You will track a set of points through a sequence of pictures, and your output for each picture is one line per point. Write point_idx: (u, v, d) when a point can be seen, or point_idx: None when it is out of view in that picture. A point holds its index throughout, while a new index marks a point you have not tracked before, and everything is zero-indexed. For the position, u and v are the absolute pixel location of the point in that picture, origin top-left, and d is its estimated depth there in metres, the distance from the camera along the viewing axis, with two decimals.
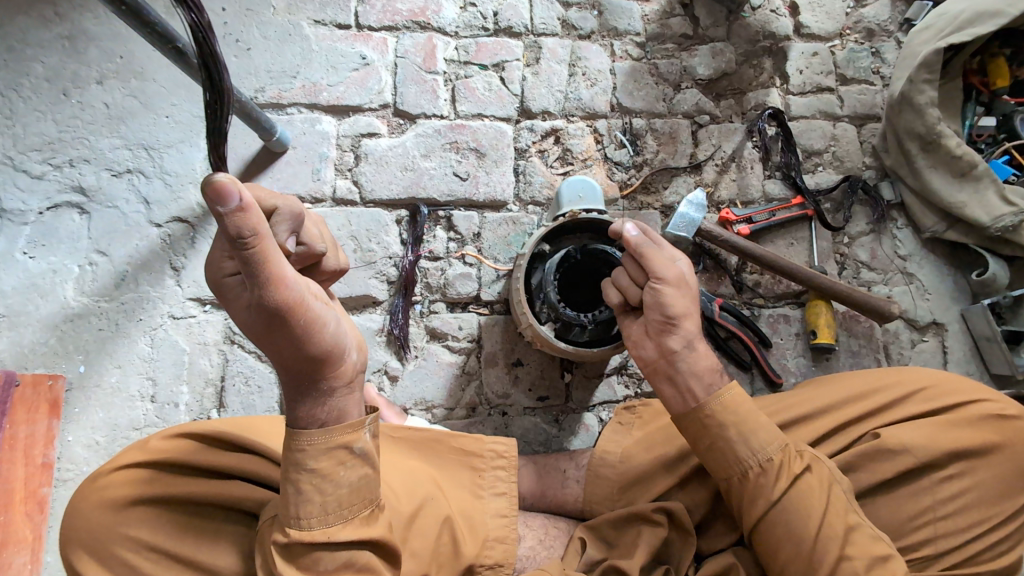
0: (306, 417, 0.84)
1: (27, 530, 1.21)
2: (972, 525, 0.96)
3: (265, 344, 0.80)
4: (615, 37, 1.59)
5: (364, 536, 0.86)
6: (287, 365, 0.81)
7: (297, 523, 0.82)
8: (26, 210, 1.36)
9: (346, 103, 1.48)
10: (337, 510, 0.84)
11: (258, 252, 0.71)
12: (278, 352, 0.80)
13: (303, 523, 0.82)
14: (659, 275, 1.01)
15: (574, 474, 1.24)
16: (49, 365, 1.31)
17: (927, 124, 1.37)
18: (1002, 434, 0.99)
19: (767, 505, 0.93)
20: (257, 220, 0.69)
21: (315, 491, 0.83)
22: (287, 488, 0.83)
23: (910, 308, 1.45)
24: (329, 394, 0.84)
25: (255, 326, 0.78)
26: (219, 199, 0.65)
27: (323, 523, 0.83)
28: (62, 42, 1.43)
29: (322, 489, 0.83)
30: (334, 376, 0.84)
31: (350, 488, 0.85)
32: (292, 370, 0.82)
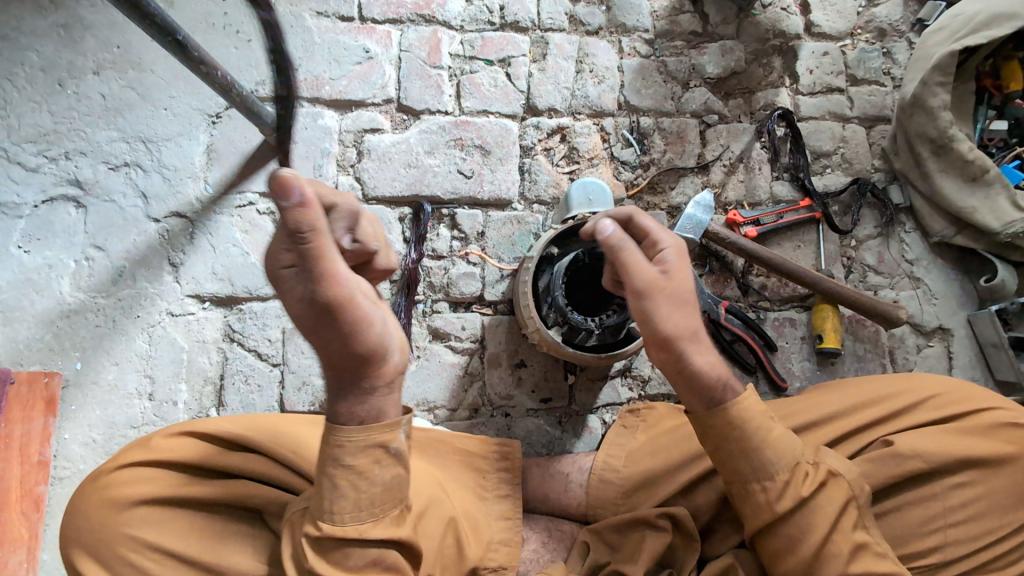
0: (345, 414, 0.82)
1: (23, 529, 1.20)
2: (981, 535, 0.95)
3: (312, 339, 0.79)
4: (624, 33, 1.56)
5: (393, 537, 0.85)
6: (334, 361, 0.80)
7: (331, 518, 0.81)
8: (20, 203, 1.33)
9: (349, 98, 1.45)
10: (369, 509, 0.84)
11: (316, 246, 0.73)
12: (325, 349, 0.79)
13: (337, 518, 0.81)
14: (640, 282, 0.90)
15: (578, 478, 1.21)
16: (45, 361, 1.29)
17: (939, 127, 1.35)
18: (1014, 444, 0.98)
19: (774, 511, 0.91)
20: (319, 214, 0.72)
21: (351, 488, 0.82)
22: (322, 481, 0.82)
23: (916, 313, 1.44)
24: (371, 394, 0.83)
25: (305, 321, 0.77)
26: (283, 192, 0.68)
27: (355, 520, 0.83)
28: (58, 31, 1.39)
29: (358, 487, 0.82)
30: (377, 376, 0.82)
31: (383, 487, 0.84)
32: (336, 367, 0.81)
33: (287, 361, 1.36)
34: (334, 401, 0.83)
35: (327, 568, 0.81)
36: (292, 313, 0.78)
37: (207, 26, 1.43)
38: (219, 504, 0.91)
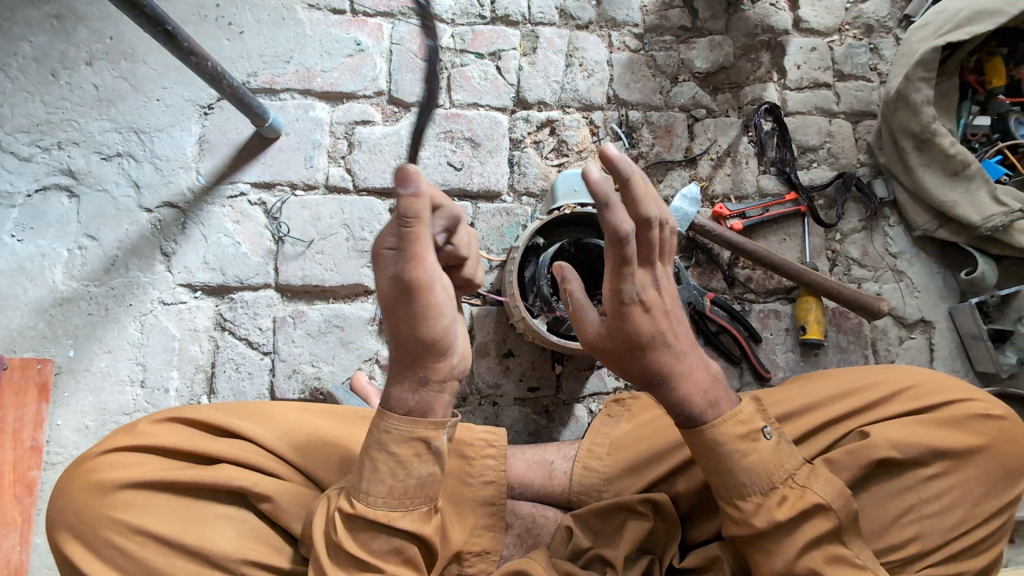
0: (396, 399, 0.85)
1: (16, 513, 1.22)
2: (958, 525, 0.94)
3: (387, 321, 0.82)
4: (613, 27, 1.58)
5: (416, 531, 0.86)
6: (407, 344, 0.82)
7: (367, 500, 0.83)
8: (13, 192, 1.35)
9: (340, 90, 1.47)
10: (398, 500, 0.84)
11: (416, 232, 0.76)
12: (403, 331, 0.82)
13: (372, 501, 0.83)
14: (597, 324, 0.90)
15: (562, 465, 1.23)
16: (38, 349, 1.30)
17: (921, 123, 1.37)
18: (988, 434, 0.98)
19: (763, 516, 0.88)
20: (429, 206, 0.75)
21: (389, 474, 0.83)
22: (365, 461, 0.84)
23: (898, 305, 1.46)
24: (424, 387, 0.84)
25: (391, 300, 0.80)
26: (402, 182, 0.71)
27: (385, 504, 0.84)
28: (50, 21, 1.40)
29: (396, 475, 0.84)
30: (434, 370, 0.84)
31: (418, 481, 0.85)
32: (406, 350, 0.83)
33: (277, 350, 1.37)
34: (393, 382, 0.86)
35: (352, 549, 0.82)
36: (381, 290, 0.80)
37: (198, 18, 1.44)
38: (194, 489, 0.91)
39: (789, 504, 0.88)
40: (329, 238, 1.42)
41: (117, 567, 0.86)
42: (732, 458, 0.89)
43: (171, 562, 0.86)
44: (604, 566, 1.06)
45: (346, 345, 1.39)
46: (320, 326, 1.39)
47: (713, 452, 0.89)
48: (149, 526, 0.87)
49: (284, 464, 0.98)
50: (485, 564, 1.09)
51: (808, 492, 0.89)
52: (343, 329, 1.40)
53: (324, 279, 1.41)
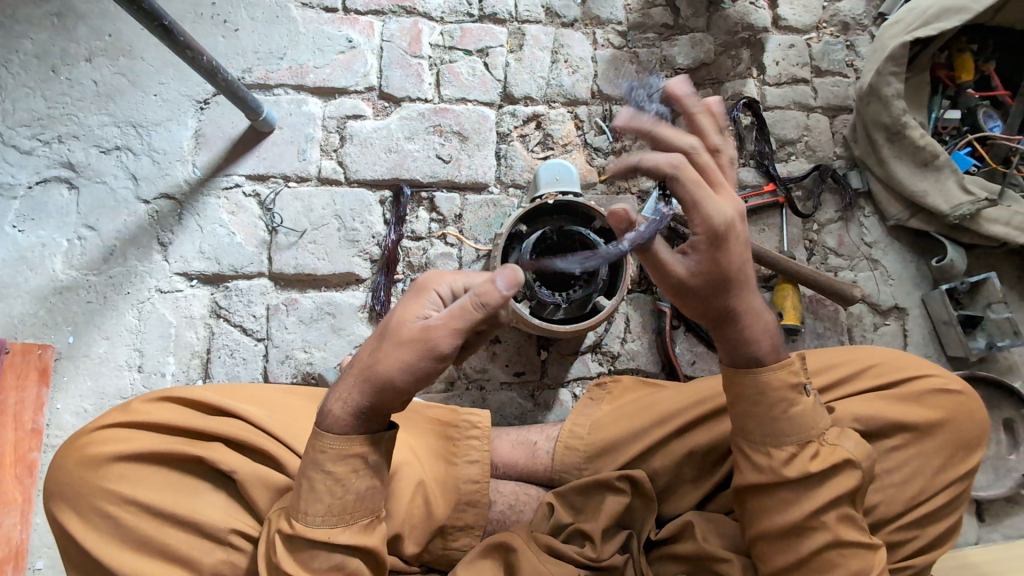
0: (335, 409, 0.83)
1: (17, 493, 1.26)
2: (917, 493, 1.00)
3: (378, 342, 0.83)
4: (598, 25, 1.63)
5: (359, 543, 0.84)
6: (370, 357, 0.82)
7: (304, 518, 0.82)
8: (14, 184, 1.39)
9: (332, 85, 1.51)
10: (338, 515, 0.82)
11: (462, 309, 0.80)
12: (373, 341, 0.84)
13: (308, 519, 0.82)
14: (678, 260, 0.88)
15: (545, 445, 1.27)
16: (39, 335, 1.35)
17: (892, 116, 1.42)
18: (946, 408, 1.03)
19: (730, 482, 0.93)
20: (501, 308, 0.82)
21: (327, 492, 0.81)
22: (302, 481, 0.82)
23: (873, 292, 1.52)
24: (363, 409, 0.82)
25: (392, 320, 0.83)
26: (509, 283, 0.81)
27: (324, 522, 0.82)
28: (51, 19, 1.45)
29: (334, 491, 0.82)
30: (378, 401, 0.82)
31: (357, 495, 0.83)
32: (363, 362, 0.82)
33: (271, 336, 1.41)
34: (338, 390, 0.84)
35: (292, 566, 0.81)
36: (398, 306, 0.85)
37: (195, 16, 1.49)
38: (186, 464, 0.92)
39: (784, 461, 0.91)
40: (321, 228, 1.47)
41: (110, 536, 0.88)
42: (782, 403, 0.91)
43: (162, 531, 0.87)
44: (583, 540, 1.09)
45: (337, 331, 1.43)
46: (312, 313, 1.44)
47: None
48: (142, 496, 0.88)
49: (275, 442, 0.97)
50: (469, 538, 1.13)
51: (838, 448, 0.92)
52: (334, 316, 1.44)
53: (316, 268, 1.45)
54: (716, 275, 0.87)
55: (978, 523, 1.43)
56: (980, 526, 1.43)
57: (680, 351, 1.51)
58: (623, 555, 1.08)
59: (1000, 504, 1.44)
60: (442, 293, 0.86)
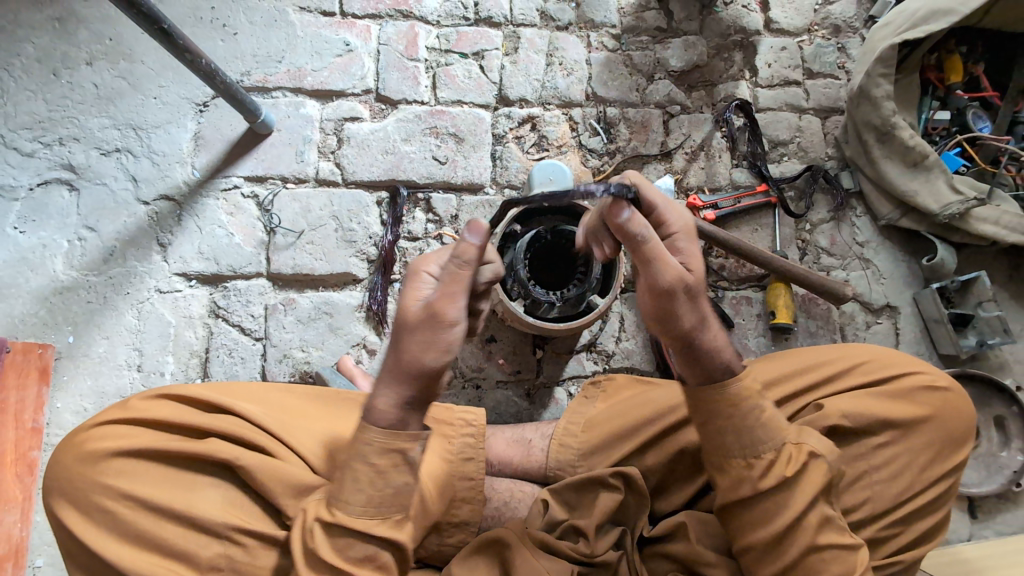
0: (377, 408, 0.84)
1: (17, 491, 1.27)
2: (905, 488, 1.01)
3: (397, 333, 0.83)
4: (592, 28, 1.65)
5: (371, 534, 0.84)
6: (396, 348, 0.83)
7: (344, 508, 0.84)
8: (16, 186, 1.41)
9: (330, 88, 1.53)
10: (372, 508, 0.84)
11: (459, 276, 0.81)
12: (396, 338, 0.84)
13: (350, 510, 0.83)
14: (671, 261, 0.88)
15: (540, 443, 1.29)
16: (39, 335, 1.36)
17: (882, 116, 1.44)
18: (933, 404, 1.04)
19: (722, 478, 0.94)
20: (481, 260, 0.82)
21: (367, 482, 0.83)
22: (346, 470, 0.84)
23: (864, 291, 1.53)
24: (404, 404, 0.83)
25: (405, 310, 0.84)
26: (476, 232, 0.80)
27: (359, 513, 0.84)
28: (52, 23, 1.47)
29: (374, 484, 0.83)
30: (414, 392, 0.83)
31: (394, 491, 0.84)
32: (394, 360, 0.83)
33: (269, 335, 1.43)
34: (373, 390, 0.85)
35: (327, 555, 0.83)
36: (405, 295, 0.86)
37: (195, 20, 1.51)
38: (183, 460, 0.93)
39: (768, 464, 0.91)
40: (318, 229, 1.48)
41: (108, 531, 0.89)
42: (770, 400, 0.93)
43: (159, 525, 0.88)
44: (577, 536, 1.10)
45: (335, 330, 1.45)
46: (310, 313, 1.45)
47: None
48: (138, 491, 0.89)
49: (272, 439, 0.99)
50: (464, 535, 1.14)
51: (805, 446, 0.93)
52: (332, 316, 1.46)
53: (314, 268, 1.47)
54: (667, 287, 0.86)
55: (970, 520, 1.44)
56: (972, 523, 1.44)
57: None
58: (617, 551, 1.09)
59: (991, 501, 1.45)
60: (432, 273, 0.88)
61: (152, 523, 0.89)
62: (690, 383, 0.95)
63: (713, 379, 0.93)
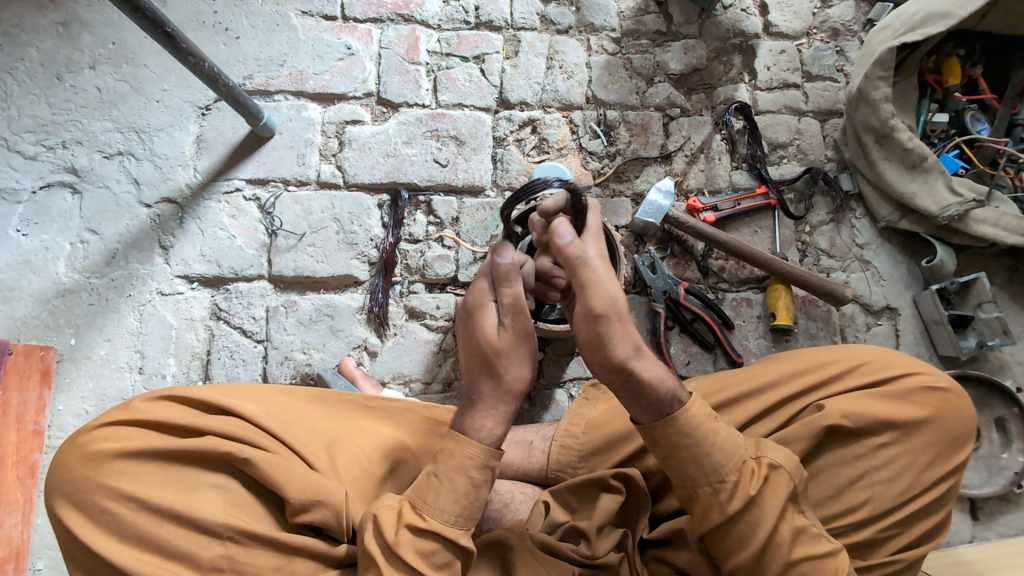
0: (470, 424, 0.92)
1: (18, 493, 1.27)
2: (904, 488, 1.01)
3: (479, 355, 0.95)
4: (592, 32, 1.66)
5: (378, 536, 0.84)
6: (484, 369, 0.95)
7: (438, 515, 0.87)
8: (19, 189, 1.42)
9: (332, 91, 1.54)
10: (458, 514, 0.88)
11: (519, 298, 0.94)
12: (478, 361, 0.95)
13: (442, 518, 0.87)
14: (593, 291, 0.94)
15: (541, 445, 1.29)
16: (42, 337, 1.36)
17: (881, 118, 1.45)
18: (934, 405, 1.04)
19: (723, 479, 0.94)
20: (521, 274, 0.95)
21: (461, 490, 0.88)
22: (441, 477, 0.88)
23: (865, 293, 1.54)
24: (494, 419, 0.93)
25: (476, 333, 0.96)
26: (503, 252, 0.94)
27: (442, 519, 0.88)
28: (56, 27, 1.48)
29: (467, 493, 0.89)
30: (504, 407, 0.93)
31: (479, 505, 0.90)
32: (484, 379, 0.95)
33: (270, 337, 1.43)
34: (461, 411, 0.95)
35: (413, 559, 0.84)
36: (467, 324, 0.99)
37: (198, 24, 1.52)
38: (183, 461, 0.93)
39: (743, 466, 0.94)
40: (320, 231, 1.49)
41: (110, 532, 0.89)
42: None
43: (161, 527, 0.88)
44: (578, 537, 1.10)
45: (336, 333, 1.45)
46: (311, 315, 1.45)
47: (669, 421, 0.94)
48: (140, 493, 0.89)
49: (271, 439, 0.98)
50: None
51: (762, 459, 0.96)
52: (333, 318, 1.46)
53: (315, 271, 1.47)
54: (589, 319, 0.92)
55: (971, 521, 1.44)
56: (973, 524, 1.44)
57: (675, 352, 1.49)
58: (618, 553, 1.10)
59: (993, 503, 1.45)
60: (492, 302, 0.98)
61: (153, 525, 0.89)
62: (642, 421, 0.96)
63: (663, 415, 0.94)
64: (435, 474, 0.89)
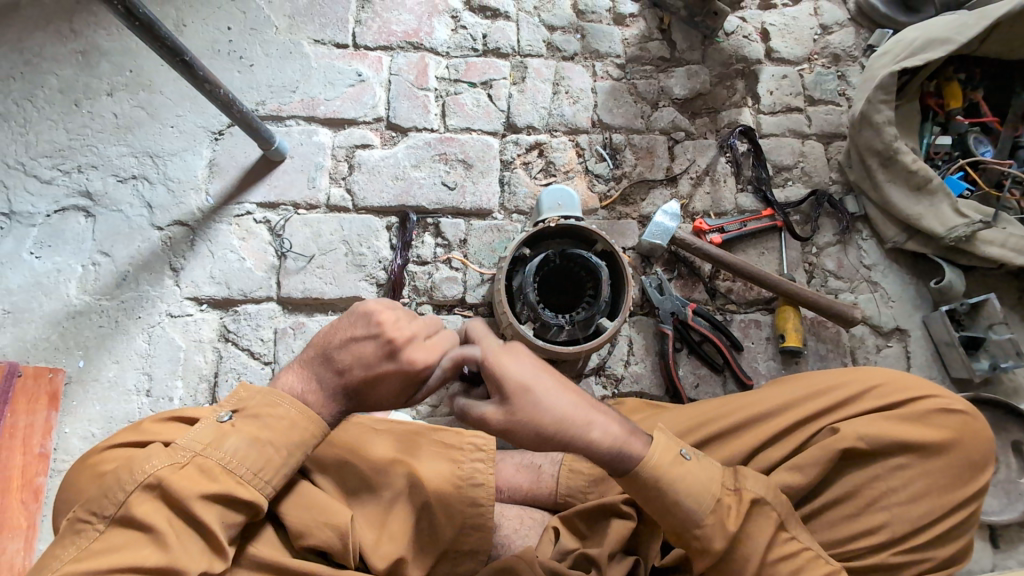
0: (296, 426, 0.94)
1: (22, 518, 1.24)
2: (922, 512, 1.00)
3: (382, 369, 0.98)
4: (597, 58, 1.70)
5: (155, 479, 0.85)
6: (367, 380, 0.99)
7: (237, 474, 0.89)
8: (34, 213, 1.44)
9: (342, 117, 1.57)
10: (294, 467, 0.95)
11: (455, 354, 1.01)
12: (372, 382, 0.99)
13: (240, 475, 0.89)
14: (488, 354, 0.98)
15: (550, 469, 1.26)
16: (51, 359, 1.37)
17: (885, 141, 1.47)
18: (950, 427, 1.04)
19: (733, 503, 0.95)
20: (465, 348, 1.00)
21: (273, 452, 0.92)
22: (270, 441, 0.92)
23: (874, 314, 1.53)
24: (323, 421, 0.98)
25: (403, 362, 0.97)
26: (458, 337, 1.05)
27: (249, 478, 0.90)
28: (76, 56, 1.53)
29: (271, 458, 0.92)
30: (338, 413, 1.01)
31: (282, 475, 0.93)
32: (362, 390, 1.00)
33: (278, 359, 1.43)
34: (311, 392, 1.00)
35: (208, 512, 0.85)
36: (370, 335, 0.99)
37: (213, 53, 1.57)
38: None
39: (730, 512, 0.95)
40: (329, 253, 1.50)
41: None
42: None
43: None
44: (591, 565, 1.08)
45: None
46: None
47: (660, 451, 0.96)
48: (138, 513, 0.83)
49: None
50: (474, 564, 1.08)
51: (744, 491, 0.97)
52: None
53: (323, 293, 1.48)
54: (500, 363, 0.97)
55: (993, 550, 1.39)
56: (994, 553, 1.39)
57: (683, 374, 1.47)
58: None
59: (1013, 530, 1.40)
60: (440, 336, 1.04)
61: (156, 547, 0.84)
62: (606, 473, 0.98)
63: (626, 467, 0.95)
64: (272, 445, 0.92)
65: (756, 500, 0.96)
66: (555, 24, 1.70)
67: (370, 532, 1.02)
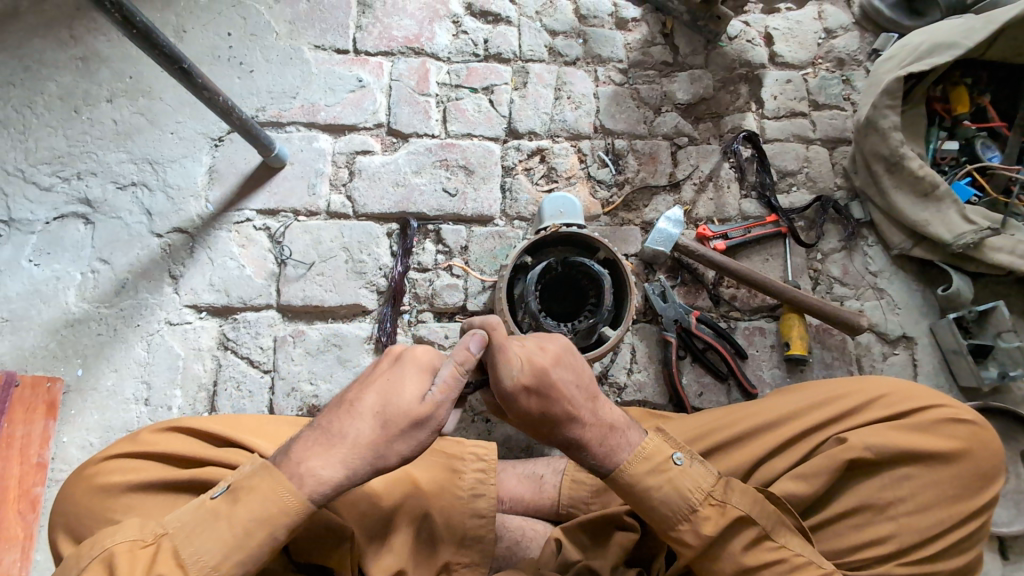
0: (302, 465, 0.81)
1: (19, 529, 1.24)
2: (932, 524, 0.98)
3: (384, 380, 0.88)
4: (600, 63, 1.69)
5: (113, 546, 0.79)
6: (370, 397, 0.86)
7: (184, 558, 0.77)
8: (33, 220, 1.43)
9: (342, 122, 1.56)
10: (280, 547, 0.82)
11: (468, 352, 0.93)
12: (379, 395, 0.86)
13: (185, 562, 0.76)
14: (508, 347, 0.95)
15: (552, 479, 1.24)
16: (49, 367, 1.36)
17: (891, 147, 1.45)
18: (959, 437, 1.02)
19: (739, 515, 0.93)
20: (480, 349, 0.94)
21: (231, 534, 0.78)
22: (232, 520, 0.79)
23: (880, 321, 1.51)
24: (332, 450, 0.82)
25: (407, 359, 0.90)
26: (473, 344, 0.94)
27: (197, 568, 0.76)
28: (76, 62, 1.53)
29: (230, 541, 0.78)
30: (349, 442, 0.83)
31: (241, 560, 0.78)
32: (383, 403, 0.85)
33: (277, 368, 1.42)
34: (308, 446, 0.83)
35: None
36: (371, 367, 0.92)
37: (213, 59, 1.56)
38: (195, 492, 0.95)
39: (708, 522, 0.94)
40: (329, 260, 1.49)
41: None
42: None
43: None
44: None
45: (344, 363, 1.44)
46: (319, 345, 1.44)
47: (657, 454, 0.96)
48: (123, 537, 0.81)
49: None
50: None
51: (728, 507, 0.94)
52: (340, 348, 1.45)
53: (323, 300, 1.46)
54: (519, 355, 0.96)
55: (1002, 562, 1.36)
56: (1004, 564, 1.37)
57: (687, 382, 1.45)
58: None
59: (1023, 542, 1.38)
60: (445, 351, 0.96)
61: None
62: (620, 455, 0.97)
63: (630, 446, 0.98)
64: (227, 520, 0.78)
65: (739, 517, 0.94)
66: (557, 29, 1.69)
67: (368, 544, 1.00)
